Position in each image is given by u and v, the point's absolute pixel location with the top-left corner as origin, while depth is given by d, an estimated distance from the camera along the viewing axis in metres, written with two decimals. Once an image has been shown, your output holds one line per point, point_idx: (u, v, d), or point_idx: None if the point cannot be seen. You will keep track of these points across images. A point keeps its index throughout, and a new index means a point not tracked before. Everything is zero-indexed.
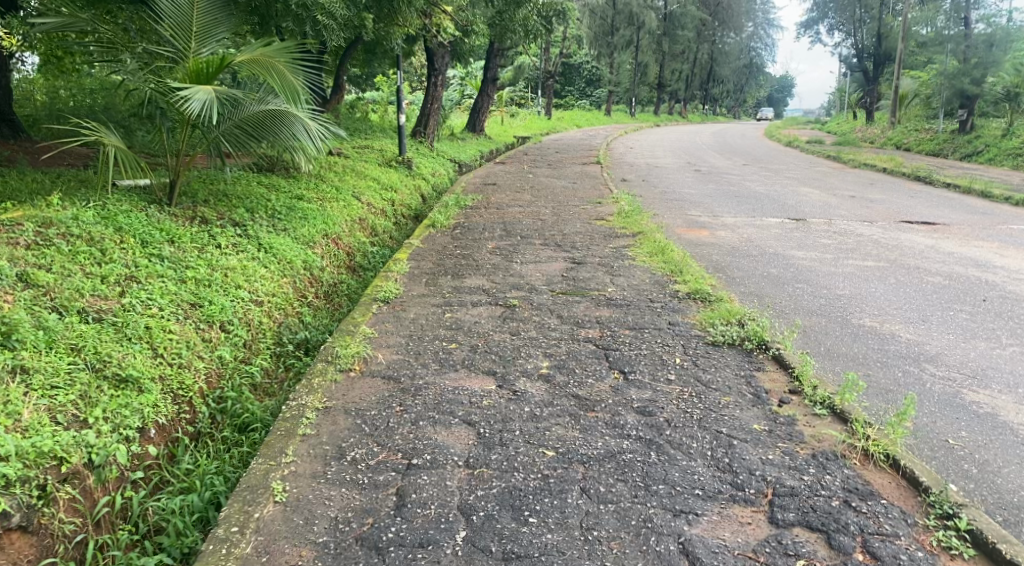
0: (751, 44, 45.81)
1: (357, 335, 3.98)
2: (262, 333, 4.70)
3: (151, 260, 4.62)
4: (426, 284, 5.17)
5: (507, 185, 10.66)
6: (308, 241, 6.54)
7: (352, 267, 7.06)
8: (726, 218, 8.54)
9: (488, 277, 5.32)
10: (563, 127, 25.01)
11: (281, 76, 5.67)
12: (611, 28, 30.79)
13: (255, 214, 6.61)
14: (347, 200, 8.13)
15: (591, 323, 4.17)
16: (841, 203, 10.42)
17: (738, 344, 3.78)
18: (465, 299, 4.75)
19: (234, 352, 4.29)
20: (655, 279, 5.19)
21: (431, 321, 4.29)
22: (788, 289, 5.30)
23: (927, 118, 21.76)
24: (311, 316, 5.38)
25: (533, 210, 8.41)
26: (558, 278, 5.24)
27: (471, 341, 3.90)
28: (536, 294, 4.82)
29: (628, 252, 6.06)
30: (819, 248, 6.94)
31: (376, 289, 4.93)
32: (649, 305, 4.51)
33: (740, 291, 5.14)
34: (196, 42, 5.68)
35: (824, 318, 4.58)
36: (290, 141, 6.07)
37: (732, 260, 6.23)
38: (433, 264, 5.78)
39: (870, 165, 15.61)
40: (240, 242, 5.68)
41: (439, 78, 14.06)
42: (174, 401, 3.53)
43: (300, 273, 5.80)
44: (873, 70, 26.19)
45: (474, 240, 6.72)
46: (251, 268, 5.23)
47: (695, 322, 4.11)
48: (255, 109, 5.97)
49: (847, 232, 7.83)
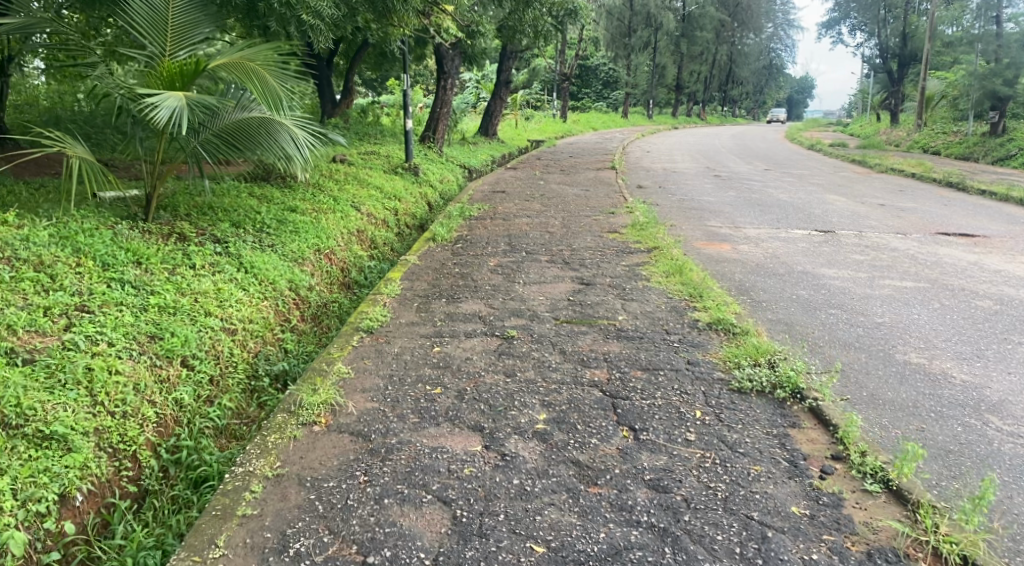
0: (770, 45, 45.01)
1: (330, 376, 3.49)
2: (234, 365, 4.25)
3: (110, 285, 4.19)
4: (417, 309, 4.67)
5: (517, 193, 10.16)
6: (297, 257, 6.07)
7: (346, 284, 6.61)
8: (748, 229, 7.99)
9: (486, 302, 4.82)
10: (579, 130, 24.46)
11: (263, 82, 5.19)
12: (628, 29, 30.20)
13: (242, 228, 6.17)
14: (344, 209, 7.66)
15: (598, 361, 3.65)
16: (871, 211, 9.80)
17: (768, 391, 3.24)
18: (458, 330, 4.25)
19: (196, 391, 3.83)
20: (672, 304, 4.66)
21: (416, 358, 3.79)
22: (820, 316, 4.75)
23: (956, 120, 20.99)
24: (293, 344, 4.93)
25: (542, 221, 7.90)
26: (563, 303, 4.72)
27: (459, 384, 3.40)
28: (537, 324, 4.30)
29: (642, 271, 5.53)
30: (852, 265, 6.37)
31: (361, 316, 4.44)
32: (664, 338, 3.98)
33: (768, 319, 4.59)
34: (172, 43, 5.25)
35: (864, 354, 4.03)
36: (277, 152, 5.58)
37: (757, 279, 5.69)
38: (428, 285, 5.30)
39: (897, 169, 14.95)
40: (218, 260, 5.23)
41: (448, 81, 13.55)
42: (113, 457, 3.07)
43: (285, 295, 5.34)
44: (898, 70, 25.39)
45: (476, 256, 6.23)
46: (227, 291, 4.77)
47: (717, 362, 3.58)
48: (237, 117, 5.55)
49: (880, 246, 7.25)
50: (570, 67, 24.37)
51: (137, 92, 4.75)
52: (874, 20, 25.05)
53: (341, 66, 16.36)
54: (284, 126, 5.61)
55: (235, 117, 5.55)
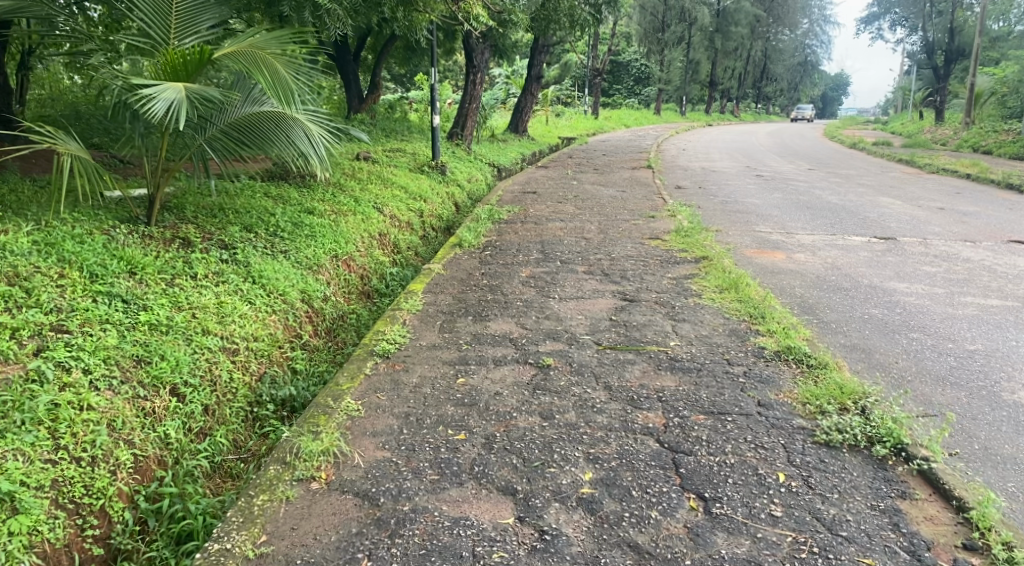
0: (806, 42, 43.82)
1: (336, 416, 2.98)
2: (234, 390, 3.79)
3: (95, 298, 3.76)
4: (440, 329, 4.14)
5: (549, 194, 9.62)
6: (312, 264, 5.58)
7: (366, 293, 6.12)
8: (800, 236, 7.37)
9: (517, 320, 4.28)
10: (610, 127, 23.76)
11: (275, 74, 4.72)
12: (662, 24, 29.38)
13: (254, 232, 5.71)
14: (366, 211, 7.18)
15: (651, 401, 3.09)
16: (930, 216, 9.08)
17: (863, 445, 2.67)
18: (485, 356, 3.72)
19: (186, 425, 3.38)
20: (730, 326, 4.08)
21: (437, 392, 3.26)
22: (901, 341, 4.12)
23: (1007, 118, 19.94)
24: (303, 364, 4.46)
25: (577, 225, 7.34)
26: (605, 325, 4.16)
27: (487, 428, 2.86)
28: (577, 350, 3.76)
29: (692, 285, 4.95)
30: (923, 277, 5.73)
31: (376, 338, 3.94)
32: (727, 371, 3.41)
33: (841, 345, 3.99)
34: (177, 31, 4.85)
35: (964, 393, 3.39)
36: (288, 150, 5.09)
37: (821, 295, 5.07)
38: (453, 300, 4.77)
39: (949, 170, 14.10)
40: (223, 269, 4.76)
41: (478, 76, 12.95)
42: (76, 514, 2.68)
43: (296, 307, 4.85)
44: (943, 67, 24.34)
45: (506, 265, 5.70)
46: (230, 305, 4.31)
47: (794, 405, 3.00)
48: (244, 112, 5.07)
49: (950, 255, 6.56)
50: (602, 62, 23.68)
51: (132, 83, 4.29)
52: (919, 14, 23.95)
53: (369, 60, 15.99)
54: (297, 121, 5.16)
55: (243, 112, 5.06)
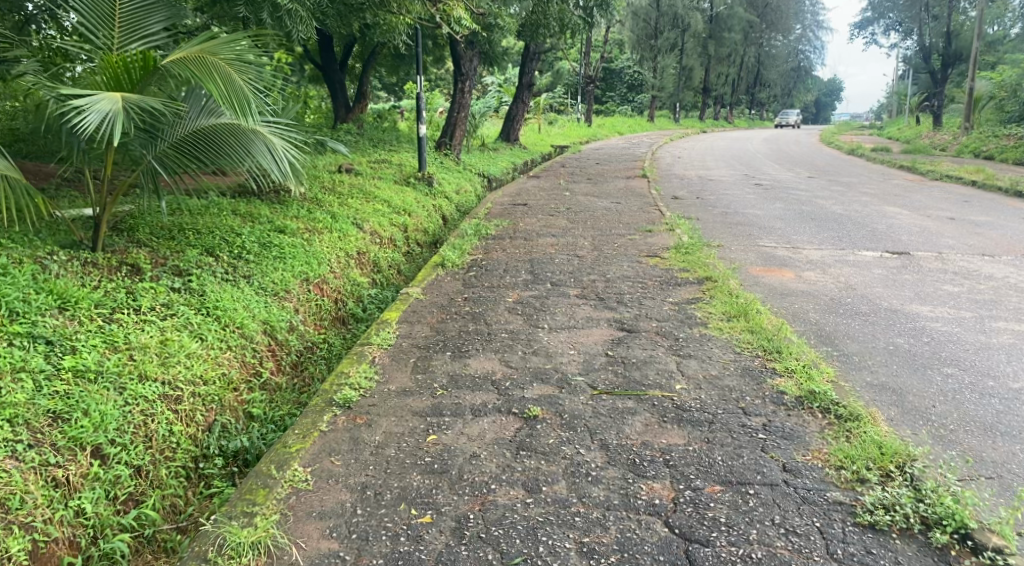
0: (799, 47, 43.61)
1: (278, 490, 2.51)
2: (175, 445, 3.31)
3: (11, 343, 3.33)
4: (413, 370, 3.63)
5: (541, 206, 9.15)
6: (277, 290, 5.09)
7: (340, 318, 5.63)
8: (808, 250, 6.91)
9: (500, 358, 3.77)
10: (604, 134, 23.38)
11: (231, 82, 4.24)
12: (654, 30, 29.07)
13: (215, 255, 5.21)
14: (343, 227, 6.69)
15: (656, 466, 2.61)
16: (942, 227, 8.62)
17: (917, 530, 2.22)
18: (463, 405, 3.21)
19: (109, 494, 2.94)
20: (742, 363, 3.60)
21: (403, 455, 2.77)
22: (936, 379, 3.64)
23: (1007, 123, 19.55)
24: (260, 408, 3.99)
25: (569, 241, 6.87)
26: (600, 362, 3.66)
27: (458, 505, 2.42)
28: (568, 396, 3.25)
29: (696, 311, 4.46)
30: (946, 298, 5.26)
31: (339, 381, 3.45)
32: (744, 426, 2.91)
33: (868, 385, 3.51)
34: (121, 34, 4.38)
35: (1021, 446, 2.90)
36: (249, 166, 4.66)
37: (839, 321, 4.60)
38: (431, 332, 4.26)
39: (953, 177, 13.66)
40: (172, 300, 4.28)
41: (466, 84, 12.47)
42: None
43: (256, 341, 4.38)
44: (940, 71, 24.00)
45: (491, 288, 5.22)
46: (176, 343, 3.84)
47: (827, 469, 2.52)
48: (198, 126, 4.61)
49: (972, 272, 6.09)
50: (595, 69, 23.27)
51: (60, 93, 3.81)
52: (914, 17, 23.62)
53: (356, 67, 15.57)
54: (258, 135, 4.73)
55: (197, 126, 4.61)
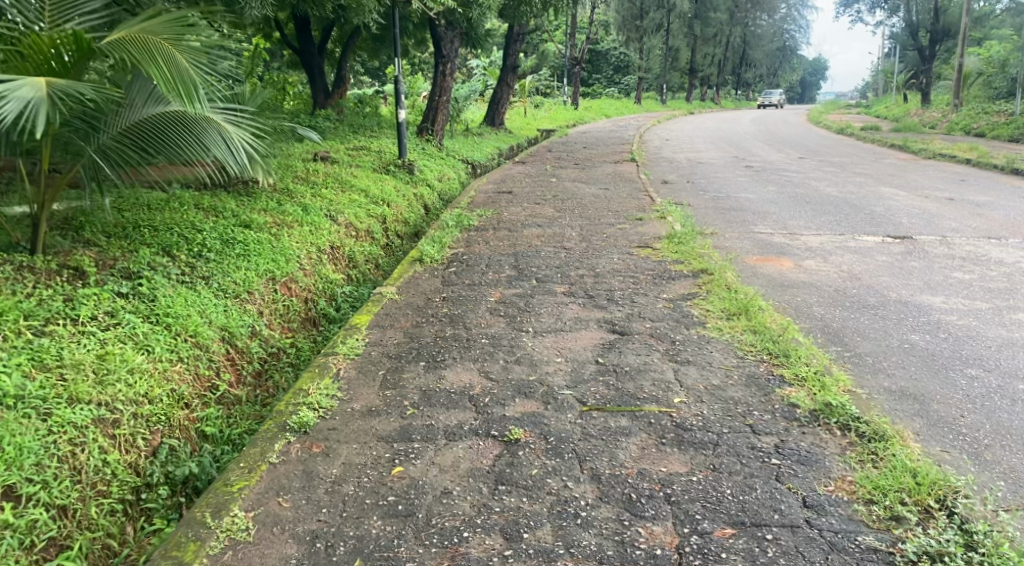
0: (786, 26, 43.16)
1: (212, 544, 2.18)
2: (109, 477, 2.94)
3: None
4: (381, 385, 3.25)
5: (526, 193, 8.75)
6: (238, 291, 4.67)
7: (311, 319, 5.22)
8: (807, 237, 6.56)
9: (479, 368, 3.40)
10: (591, 117, 22.93)
11: (174, 65, 3.79)
12: (640, 11, 28.51)
13: (171, 254, 4.79)
14: (314, 220, 6.26)
15: (656, 504, 2.27)
16: (943, 208, 8.29)
17: None
18: (435, 427, 2.84)
19: (26, 542, 2.59)
20: (748, 369, 3.24)
21: (363, 492, 2.41)
22: (960, 383, 3.29)
23: (998, 99, 19.23)
24: (215, 426, 3.60)
25: (555, 231, 6.49)
26: (590, 372, 3.29)
27: (424, 562, 2.09)
28: (553, 415, 2.88)
29: (693, 309, 4.10)
30: (958, 286, 4.92)
31: (296, 400, 3.07)
32: (754, 448, 2.56)
33: (888, 393, 3.16)
34: (54, 14, 3.97)
35: None
36: (203, 157, 4.26)
37: (847, 316, 4.25)
38: (404, 338, 3.87)
39: (947, 155, 13.36)
40: (117, 307, 3.86)
41: (447, 66, 11.97)
42: None
43: (212, 350, 3.97)
44: (930, 48, 23.61)
45: (471, 285, 4.83)
46: (117, 356, 3.43)
47: (855, 505, 2.22)
48: (142, 114, 4.18)
49: (981, 257, 5.76)
50: (580, 51, 22.72)
51: None
52: None
53: (335, 51, 15.04)
54: (211, 123, 4.33)
55: (142, 114, 4.18)
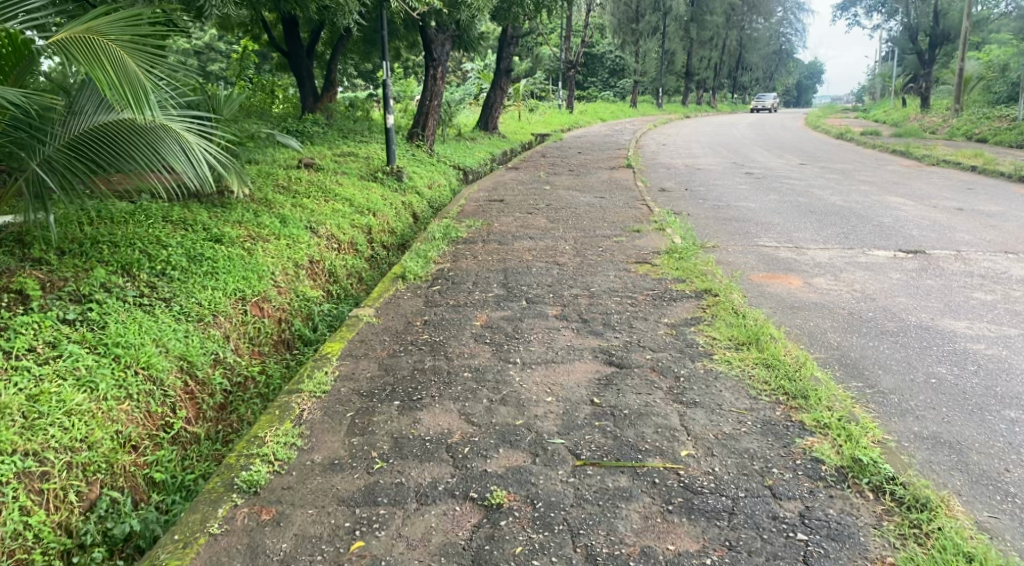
0: (781, 29, 42.91)
1: None
2: (31, 543, 2.65)
3: None
4: (347, 431, 2.87)
5: (518, 202, 8.38)
6: (202, 315, 4.25)
7: (283, 342, 4.80)
8: (814, 251, 6.20)
9: (459, 409, 3.01)
10: (587, 121, 22.57)
11: (122, 68, 3.43)
12: (636, 14, 28.10)
13: (130, 273, 4.38)
14: (292, 232, 5.85)
15: None
16: (953, 219, 7.95)
17: None
18: (406, 485, 2.47)
19: None
20: (762, 413, 2.87)
21: None
22: (999, 426, 2.94)
23: (998, 104, 18.91)
24: (165, 472, 3.21)
25: (548, 244, 6.12)
26: (585, 414, 2.92)
27: None
28: (542, 470, 2.51)
29: (696, 337, 3.73)
30: (981, 308, 4.57)
31: (247, 450, 2.69)
32: (775, 519, 2.23)
33: (920, 440, 2.79)
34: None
35: None
36: (159, 167, 3.87)
37: (865, 343, 3.90)
38: (379, 371, 3.49)
39: (951, 161, 13.03)
40: (59, 337, 3.47)
41: (438, 69, 11.52)
42: None
43: (167, 383, 3.55)
44: (929, 51, 23.28)
45: (456, 307, 4.45)
46: (50, 396, 3.05)
47: None
48: (92, 121, 3.80)
49: (1000, 275, 5.42)
50: (575, 55, 22.33)
51: None
52: None
53: (325, 53, 14.60)
54: (170, 132, 3.94)
55: (91, 121, 3.80)
